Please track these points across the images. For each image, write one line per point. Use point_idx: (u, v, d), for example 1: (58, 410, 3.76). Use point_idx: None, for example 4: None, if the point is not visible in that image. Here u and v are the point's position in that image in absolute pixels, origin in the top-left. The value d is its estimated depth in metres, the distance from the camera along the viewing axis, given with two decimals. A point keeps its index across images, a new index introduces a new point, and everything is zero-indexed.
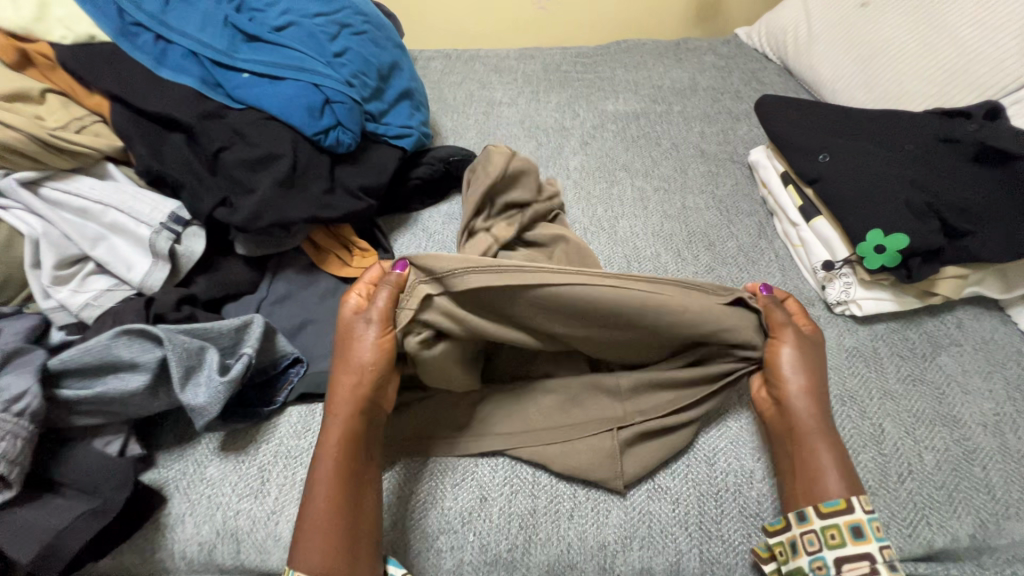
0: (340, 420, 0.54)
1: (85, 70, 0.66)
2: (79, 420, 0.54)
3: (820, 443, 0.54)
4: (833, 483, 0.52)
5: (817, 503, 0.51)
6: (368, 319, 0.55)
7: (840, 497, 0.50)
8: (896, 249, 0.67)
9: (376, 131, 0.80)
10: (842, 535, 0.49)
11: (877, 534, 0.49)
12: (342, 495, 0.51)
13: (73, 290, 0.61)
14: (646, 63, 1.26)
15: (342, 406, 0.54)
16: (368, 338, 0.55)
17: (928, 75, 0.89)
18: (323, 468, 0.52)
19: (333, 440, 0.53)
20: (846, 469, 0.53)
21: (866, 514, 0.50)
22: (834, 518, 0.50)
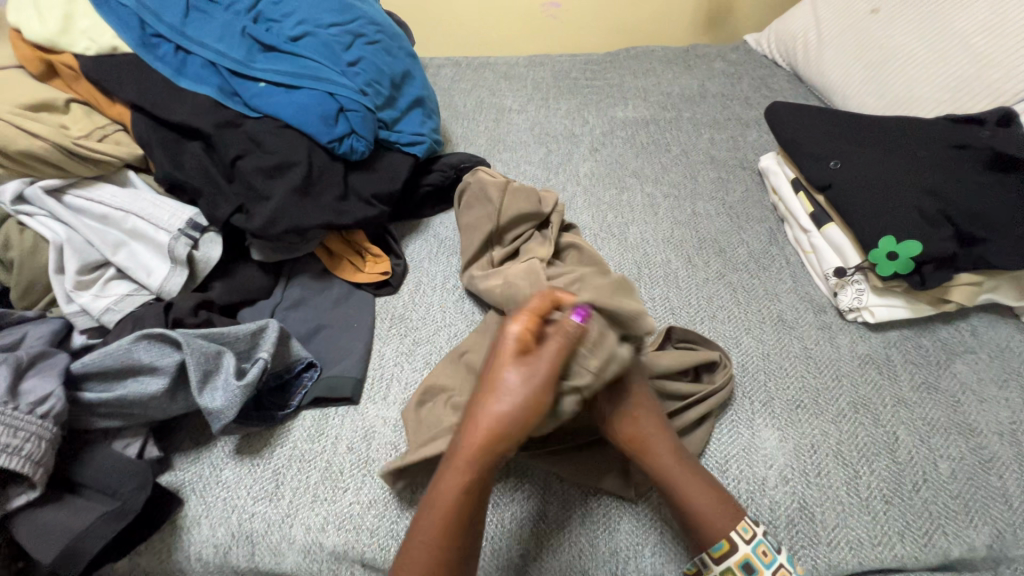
0: (465, 466, 0.48)
1: (107, 81, 0.67)
2: (99, 423, 0.55)
3: (689, 478, 0.53)
4: (716, 521, 0.50)
5: (705, 550, 0.50)
6: (508, 358, 0.49)
7: (725, 538, 0.50)
8: (908, 256, 0.67)
9: (388, 139, 0.81)
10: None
11: (765, 561, 0.49)
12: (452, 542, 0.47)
13: (95, 295, 0.63)
14: (656, 70, 1.27)
15: (467, 449, 0.49)
16: (509, 376, 0.49)
17: (940, 81, 0.89)
18: (433, 512, 0.48)
19: (449, 484, 0.48)
20: (718, 496, 0.52)
21: (749, 545, 0.50)
22: (726, 561, 0.50)
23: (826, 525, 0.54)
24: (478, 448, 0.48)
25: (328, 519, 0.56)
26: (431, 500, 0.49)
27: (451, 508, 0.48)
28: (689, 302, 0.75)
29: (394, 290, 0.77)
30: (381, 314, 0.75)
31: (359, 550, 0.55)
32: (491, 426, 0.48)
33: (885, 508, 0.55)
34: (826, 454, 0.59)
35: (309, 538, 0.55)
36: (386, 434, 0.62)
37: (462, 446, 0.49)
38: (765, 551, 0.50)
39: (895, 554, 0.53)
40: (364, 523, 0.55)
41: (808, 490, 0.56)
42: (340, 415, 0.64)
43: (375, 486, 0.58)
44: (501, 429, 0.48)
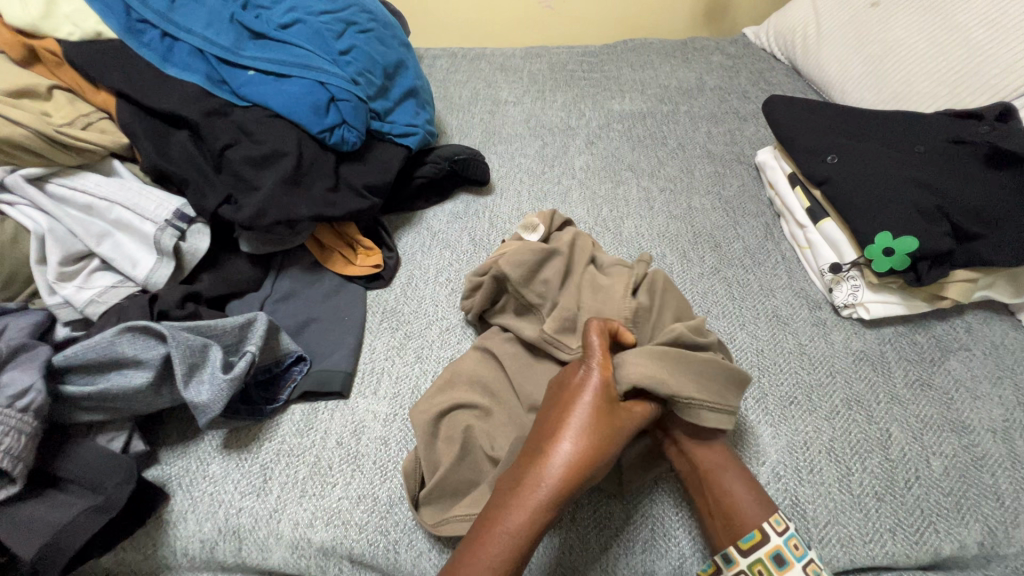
0: (531, 503, 0.45)
1: (91, 67, 0.66)
2: (83, 416, 0.54)
3: (724, 467, 0.52)
4: (749, 513, 0.49)
5: (735, 541, 0.49)
6: (587, 398, 0.50)
7: (757, 529, 0.49)
8: (905, 252, 0.66)
9: (381, 130, 0.79)
10: (769, 568, 0.47)
11: (797, 554, 0.47)
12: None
13: (79, 286, 0.61)
14: (653, 63, 1.25)
15: (543, 491, 0.46)
16: (582, 418, 0.49)
17: (939, 76, 0.88)
18: (491, 547, 0.44)
19: (512, 521, 0.45)
20: (757, 494, 0.51)
21: (781, 536, 0.48)
22: (755, 553, 0.48)
23: (818, 522, 0.54)
24: (550, 490, 0.46)
25: (316, 515, 0.55)
26: (485, 533, 0.45)
27: (511, 546, 0.44)
28: (684, 297, 0.74)
29: (386, 283, 0.76)
30: (372, 307, 0.74)
31: (347, 546, 0.54)
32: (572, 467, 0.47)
33: (877, 505, 0.55)
34: (819, 451, 0.58)
35: (297, 533, 0.54)
36: (376, 429, 0.61)
37: (534, 485, 0.46)
38: (797, 544, 0.48)
39: (887, 551, 0.52)
40: (352, 519, 0.55)
41: (800, 487, 0.56)
42: (329, 410, 0.63)
43: (364, 480, 0.57)
44: (579, 473, 0.47)
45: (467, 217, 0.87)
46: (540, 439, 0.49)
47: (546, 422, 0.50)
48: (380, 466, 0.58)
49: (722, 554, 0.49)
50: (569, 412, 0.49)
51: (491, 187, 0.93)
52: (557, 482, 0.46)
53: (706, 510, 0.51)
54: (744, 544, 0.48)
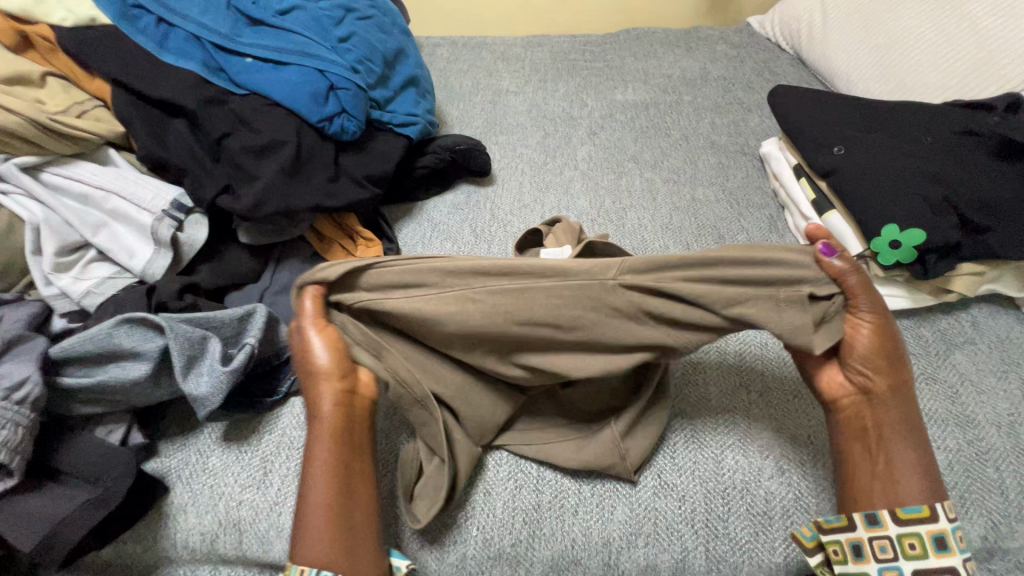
0: (323, 425, 0.51)
1: (85, 53, 0.64)
2: (81, 408, 0.53)
3: (897, 432, 0.50)
4: (911, 486, 0.48)
5: (896, 507, 0.47)
6: (315, 328, 0.52)
7: (923, 504, 0.47)
8: (912, 245, 0.65)
9: (381, 119, 0.78)
10: (923, 545, 0.46)
11: (959, 545, 0.46)
12: (335, 506, 0.48)
13: (75, 278, 0.60)
14: (656, 52, 1.24)
15: (327, 417, 0.51)
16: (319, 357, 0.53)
17: (947, 67, 0.86)
18: (316, 474, 0.49)
19: (322, 454, 0.50)
20: (926, 469, 0.49)
21: (950, 523, 0.46)
22: (915, 526, 0.47)
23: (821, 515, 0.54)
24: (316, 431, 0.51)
25: None
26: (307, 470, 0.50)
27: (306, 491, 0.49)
28: None
29: None
30: None
31: None
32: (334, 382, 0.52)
33: None
34: (823, 445, 0.58)
35: None
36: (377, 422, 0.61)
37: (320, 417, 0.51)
38: (961, 535, 0.46)
39: None
40: None
41: (804, 481, 0.56)
42: None
43: None
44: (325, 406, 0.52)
45: (468, 208, 0.86)
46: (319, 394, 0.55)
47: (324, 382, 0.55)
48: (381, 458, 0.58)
49: (870, 514, 0.47)
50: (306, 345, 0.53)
51: (492, 177, 0.91)
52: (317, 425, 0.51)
53: (863, 468, 0.50)
54: (904, 515, 0.47)
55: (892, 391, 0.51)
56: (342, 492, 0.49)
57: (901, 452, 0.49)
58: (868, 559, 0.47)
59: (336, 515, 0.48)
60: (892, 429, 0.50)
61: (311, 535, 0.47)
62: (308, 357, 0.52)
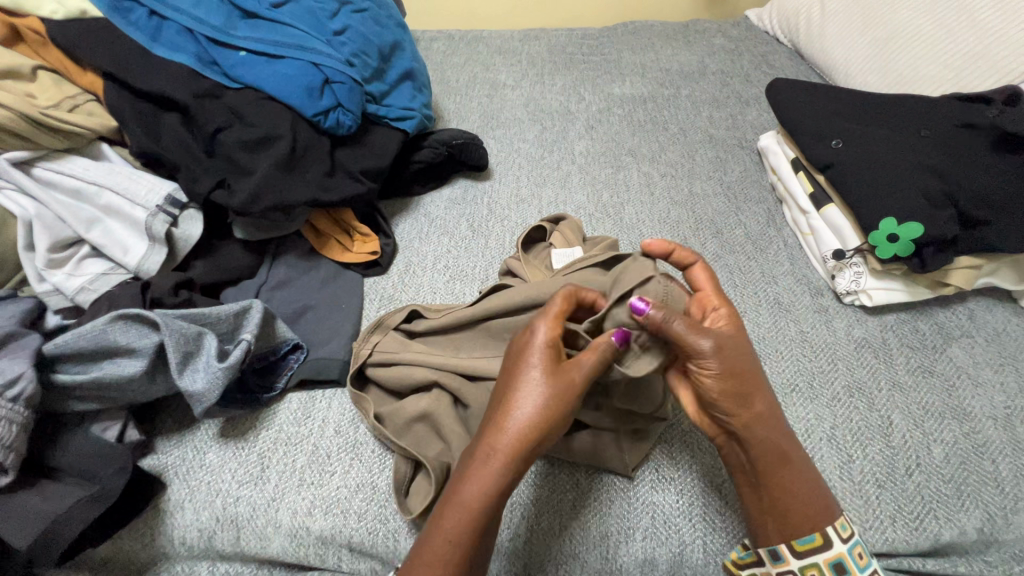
0: (500, 463, 0.45)
1: (76, 46, 0.64)
2: (76, 405, 0.53)
3: (779, 465, 0.49)
4: (812, 517, 0.48)
5: (790, 542, 0.48)
6: (536, 361, 0.47)
7: (818, 532, 0.47)
8: (909, 238, 0.65)
9: (377, 113, 0.78)
10: (823, 572, 0.48)
11: (860, 564, 0.47)
12: (473, 546, 0.44)
13: (69, 274, 0.60)
14: (654, 46, 1.23)
15: (500, 449, 0.45)
16: (532, 391, 0.46)
17: (945, 59, 0.86)
18: (449, 523, 0.44)
19: (474, 488, 0.44)
20: (802, 505, 0.48)
21: (844, 544, 0.47)
22: (813, 556, 0.48)
23: None
24: (503, 461, 0.45)
25: (315, 503, 0.55)
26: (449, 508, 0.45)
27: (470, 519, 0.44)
28: None
29: (383, 270, 0.75)
30: (370, 295, 0.73)
31: (346, 535, 0.54)
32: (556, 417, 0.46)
33: (878, 493, 0.55)
34: (820, 438, 0.58)
35: (295, 522, 0.54)
36: None
37: (497, 448, 0.45)
38: (860, 553, 0.48)
39: (886, 538, 0.52)
40: (351, 508, 0.54)
41: None
42: (327, 398, 0.62)
43: (363, 469, 0.57)
44: (527, 438, 0.45)
45: (466, 203, 0.85)
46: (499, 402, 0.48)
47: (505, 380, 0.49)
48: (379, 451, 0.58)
49: (769, 550, 0.48)
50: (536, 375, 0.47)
51: (489, 172, 0.91)
52: (513, 445, 0.45)
53: (753, 508, 0.49)
54: (800, 547, 0.48)
55: (756, 423, 0.49)
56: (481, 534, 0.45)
57: (800, 483, 0.49)
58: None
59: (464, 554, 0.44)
60: (779, 460, 0.49)
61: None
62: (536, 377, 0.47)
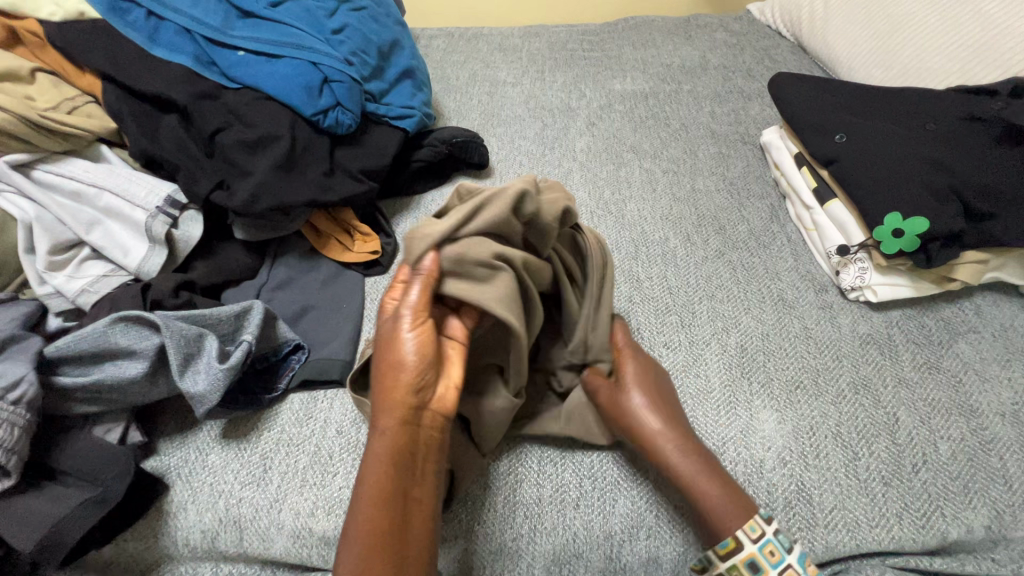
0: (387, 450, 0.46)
1: (74, 48, 0.64)
2: (78, 407, 0.53)
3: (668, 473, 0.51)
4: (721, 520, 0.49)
5: (712, 546, 0.49)
6: (410, 329, 0.48)
7: (731, 536, 0.48)
8: (915, 233, 0.65)
9: (376, 112, 0.77)
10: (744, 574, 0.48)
11: (771, 561, 0.48)
12: (395, 519, 0.44)
13: (69, 276, 0.60)
14: (655, 41, 1.22)
15: (387, 434, 0.46)
16: (409, 342, 0.47)
17: (950, 51, 0.85)
18: (366, 486, 0.45)
19: (375, 474, 0.45)
20: (726, 488, 0.50)
21: (754, 544, 0.48)
22: (732, 558, 0.48)
23: (824, 507, 0.53)
24: (394, 429, 0.46)
25: (317, 504, 0.54)
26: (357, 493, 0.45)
27: (388, 492, 0.45)
28: (687, 281, 0.73)
29: (384, 269, 0.75)
30: (371, 294, 0.73)
31: None
32: (402, 394, 0.47)
33: (884, 490, 0.54)
34: (825, 436, 0.58)
35: (299, 523, 0.54)
36: None
37: (378, 437, 0.46)
38: (772, 550, 0.48)
39: (893, 536, 0.52)
40: None
41: (806, 472, 0.55)
42: (329, 398, 0.62)
43: None
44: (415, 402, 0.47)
45: None
46: (381, 380, 0.48)
47: (384, 358, 0.48)
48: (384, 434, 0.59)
49: (706, 553, 0.50)
50: (390, 364, 0.48)
51: (490, 170, 0.91)
52: (401, 417, 0.47)
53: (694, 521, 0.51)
54: (720, 550, 0.48)
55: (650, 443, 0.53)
56: (404, 497, 0.45)
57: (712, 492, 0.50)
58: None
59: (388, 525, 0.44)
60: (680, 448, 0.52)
61: (351, 555, 0.43)
62: (394, 358, 0.48)
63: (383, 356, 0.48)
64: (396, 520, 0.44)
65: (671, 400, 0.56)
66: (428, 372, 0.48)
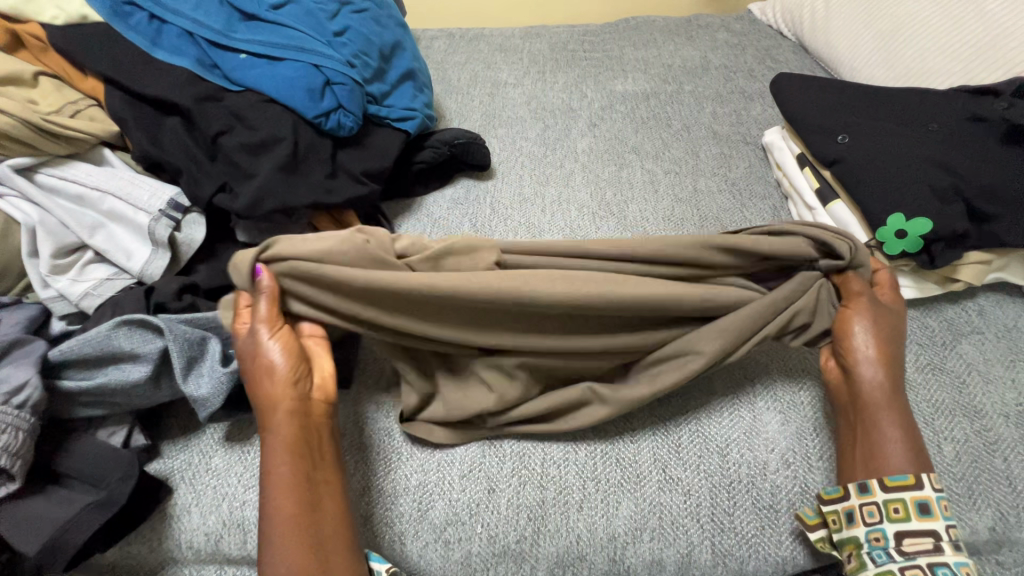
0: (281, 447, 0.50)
1: (77, 51, 0.64)
2: (82, 411, 0.53)
3: (880, 410, 0.53)
4: (894, 458, 0.51)
5: (882, 476, 0.50)
6: (263, 334, 0.52)
7: (908, 473, 0.50)
8: (917, 234, 0.65)
9: (378, 114, 0.77)
10: (907, 509, 0.49)
11: (944, 511, 0.49)
12: (306, 506, 0.48)
13: (73, 280, 0.60)
14: (657, 41, 1.22)
15: (279, 431, 0.50)
16: (274, 348, 0.52)
17: (952, 51, 0.85)
18: (273, 483, 0.48)
19: (281, 468, 0.49)
20: (913, 446, 0.52)
21: (934, 491, 0.49)
22: (899, 492, 0.49)
23: None
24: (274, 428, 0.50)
25: None
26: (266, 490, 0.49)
27: (297, 483, 0.49)
28: None
29: None
30: None
31: None
32: (283, 393, 0.51)
33: None
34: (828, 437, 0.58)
35: None
36: (379, 420, 0.60)
37: (272, 436, 0.50)
38: (945, 503, 0.49)
39: None
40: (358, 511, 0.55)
41: (809, 474, 0.55)
42: None
43: (369, 472, 0.57)
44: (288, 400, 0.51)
45: (469, 202, 0.85)
46: (257, 386, 0.52)
47: (250, 367, 0.52)
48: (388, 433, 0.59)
49: (859, 482, 0.50)
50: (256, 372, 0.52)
51: (492, 171, 0.91)
52: (289, 414, 0.51)
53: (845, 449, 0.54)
54: (827, 495, 0.51)
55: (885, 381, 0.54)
56: (314, 486, 0.49)
57: (892, 430, 0.52)
58: (851, 529, 0.49)
59: (300, 514, 0.48)
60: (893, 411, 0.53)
61: (276, 547, 0.46)
62: (264, 364, 0.52)
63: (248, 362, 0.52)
64: (310, 507, 0.48)
65: (897, 332, 0.57)
66: (266, 376, 0.52)
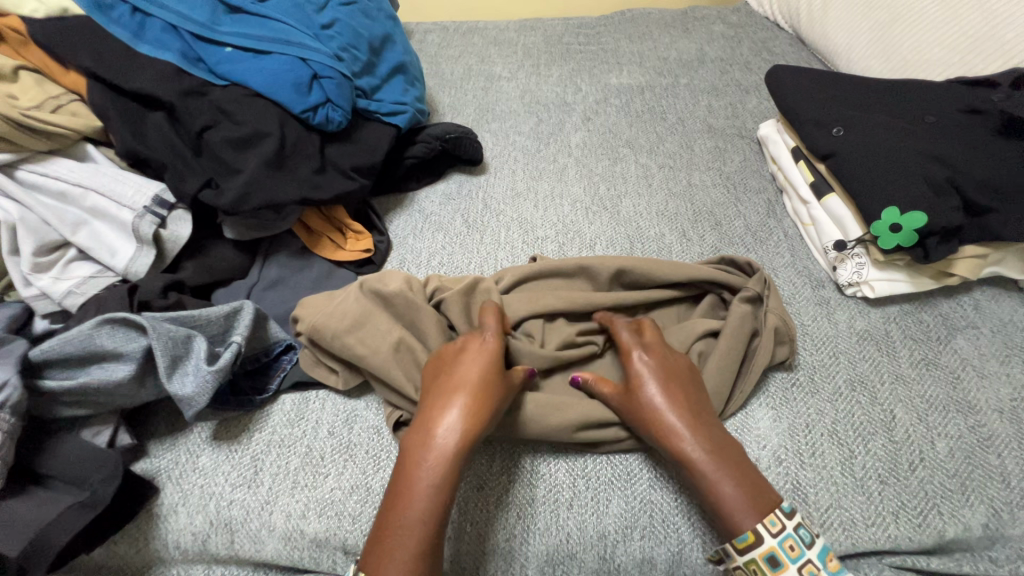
0: (442, 454, 0.47)
1: (58, 45, 0.63)
2: (65, 411, 0.52)
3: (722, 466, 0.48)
4: (738, 511, 0.46)
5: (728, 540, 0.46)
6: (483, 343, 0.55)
7: (749, 529, 0.45)
8: (913, 228, 0.64)
9: (368, 108, 0.76)
10: (763, 569, 0.45)
11: (793, 556, 0.45)
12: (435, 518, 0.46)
13: (55, 278, 0.59)
14: (652, 34, 1.21)
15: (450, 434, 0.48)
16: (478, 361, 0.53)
17: (949, 41, 0.84)
18: (424, 478, 0.46)
19: (431, 469, 0.47)
20: (753, 490, 0.47)
21: (775, 538, 0.45)
22: (750, 553, 0.45)
23: (820, 507, 0.53)
24: (453, 429, 0.48)
25: (308, 506, 0.54)
26: (401, 502, 0.46)
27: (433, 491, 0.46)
28: None
29: (377, 268, 0.74)
30: None
31: (341, 538, 0.53)
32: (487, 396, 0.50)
33: (880, 488, 0.54)
34: (821, 434, 0.57)
35: (289, 525, 0.53)
36: (368, 418, 0.60)
37: (438, 435, 0.48)
38: (792, 545, 0.45)
39: (890, 535, 0.51)
40: (345, 510, 0.54)
41: (802, 471, 0.55)
42: (320, 399, 0.62)
43: (357, 471, 0.56)
44: (472, 405, 0.50)
45: (461, 198, 0.84)
46: (443, 383, 0.52)
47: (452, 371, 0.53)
48: (378, 430, 0.59)
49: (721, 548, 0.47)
50: (461, 370, 0.52)
51: (484, 166, 0.90)
52: (461, 416, 0.49)
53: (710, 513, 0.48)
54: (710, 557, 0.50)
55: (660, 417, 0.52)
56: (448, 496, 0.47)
57: (726, 482, 0.47)
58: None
59: (430, 529, 0.45)
60: (710, 443, 0.49)
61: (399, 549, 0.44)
62: (483, 366, 0.53)
63: (452, 373, 0.52)
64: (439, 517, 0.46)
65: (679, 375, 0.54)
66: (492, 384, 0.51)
